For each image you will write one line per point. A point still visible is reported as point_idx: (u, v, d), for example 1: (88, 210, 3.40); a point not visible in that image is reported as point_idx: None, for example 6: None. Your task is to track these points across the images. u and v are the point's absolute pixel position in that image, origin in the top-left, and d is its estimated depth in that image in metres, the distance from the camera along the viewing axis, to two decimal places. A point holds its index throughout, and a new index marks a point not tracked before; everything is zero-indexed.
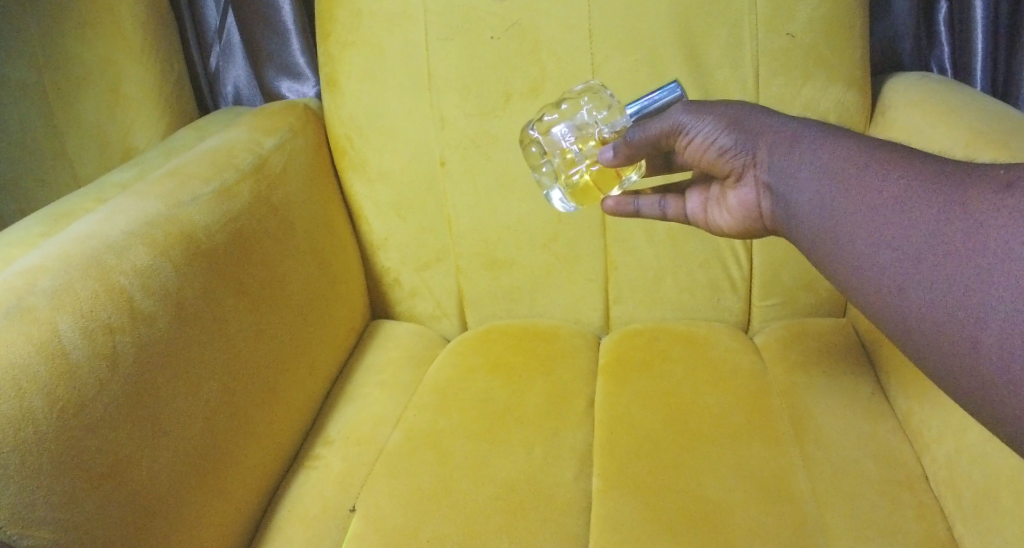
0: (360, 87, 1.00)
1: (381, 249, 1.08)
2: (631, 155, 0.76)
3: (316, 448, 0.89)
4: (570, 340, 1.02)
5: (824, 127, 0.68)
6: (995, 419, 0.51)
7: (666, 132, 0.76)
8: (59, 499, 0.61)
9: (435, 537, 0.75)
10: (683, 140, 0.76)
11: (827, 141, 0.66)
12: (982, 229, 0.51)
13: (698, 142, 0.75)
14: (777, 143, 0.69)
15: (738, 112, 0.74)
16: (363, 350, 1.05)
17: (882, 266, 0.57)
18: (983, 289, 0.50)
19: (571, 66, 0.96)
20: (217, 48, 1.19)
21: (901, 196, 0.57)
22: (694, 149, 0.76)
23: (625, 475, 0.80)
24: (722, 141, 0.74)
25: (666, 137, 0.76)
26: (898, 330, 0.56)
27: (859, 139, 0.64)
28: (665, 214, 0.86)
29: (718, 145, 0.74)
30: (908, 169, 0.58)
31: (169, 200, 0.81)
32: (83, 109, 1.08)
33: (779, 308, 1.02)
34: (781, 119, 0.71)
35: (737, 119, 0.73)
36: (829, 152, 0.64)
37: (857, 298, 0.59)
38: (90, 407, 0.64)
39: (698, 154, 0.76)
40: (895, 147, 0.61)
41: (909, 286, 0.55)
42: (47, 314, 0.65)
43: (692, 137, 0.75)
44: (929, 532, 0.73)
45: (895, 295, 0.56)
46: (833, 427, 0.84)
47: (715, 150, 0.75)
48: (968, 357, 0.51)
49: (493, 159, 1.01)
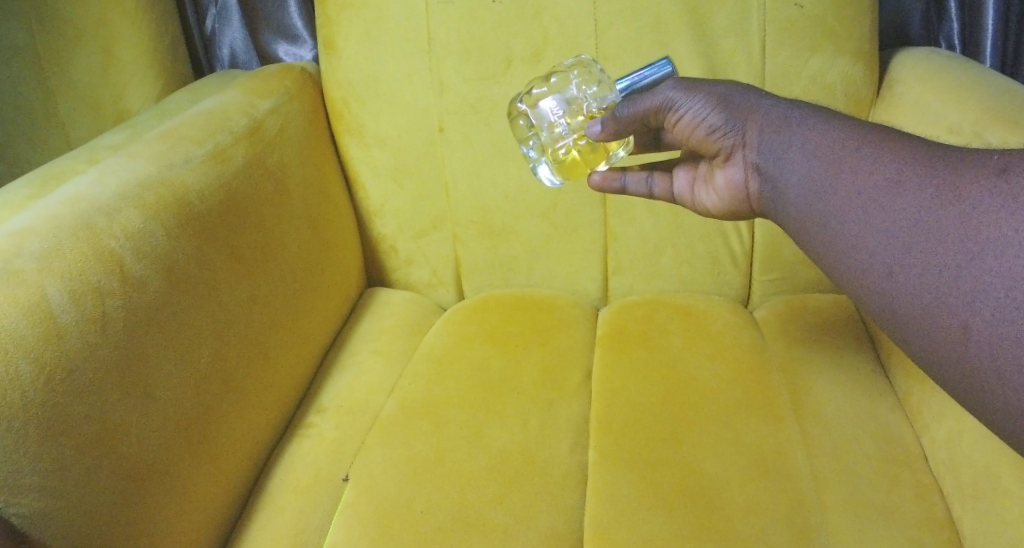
0: (359, 50, 0.98)
1: (378, 215, 1.06)
2: (619, 130, 0.74)
3: (308, 416, 0.88)
4: (567, 311, 1.01)
5: (816, 108, 0.66)
6: (984, 408, 0.50)
7: (655, 109, 0.74)
8: (45, 465, 0.60)
9: (428, 509, 0.74)
10: (673, 117, 0.74)
11: (820, 122, 0.64)
12: (973, 214, 0.50)
13: (687, 120, 0.74)
14: (770, 122, 0.68)
15: (729, 91, 0.72)
16: (358, 318, 1.04)
17: (872, 250, 0.56)
18: (974, 274, 0.49)
19: (574, 32, 0.94)
20: (214, 10, 1.16)
21: (893, 180, 0.55)
22: (683, 126, 0.74)
23: (621, 449, 0.79)
24: (710, 120, 0.72)
25: (655, 113, 0.74)
26: (887, 315, 0.55)
27: (852, 121, 0.63)
28: (652, 192, 0.83)
29: (707, 124, 0.73)
30: (901, 152, 0.56)
31: (161, 161, 0.79)
32: (76, 69, 1.06)
33: (780, 282, 1.01)
34: (772, 100, 0.70)
35: (728, 99, 0.72)
36: (822, 135, 0.63)
37: (847, 282, 0.58)
38: (78, 373, 0.63)
39: (687, 132, 0.74)
40: (889, 129, 0.60)
41: (898, 271, 0.53)
42: (35, 277, 0.64)
43: (682, 114, 0.74)
44: (927, 512, 0.73)
45: (884, 279, 0.54)
46: (832, 403, 0.84)
47: (704, 128, 0.73)
48: (957, 345, 0.50)
49: (493, 126, 0.98)
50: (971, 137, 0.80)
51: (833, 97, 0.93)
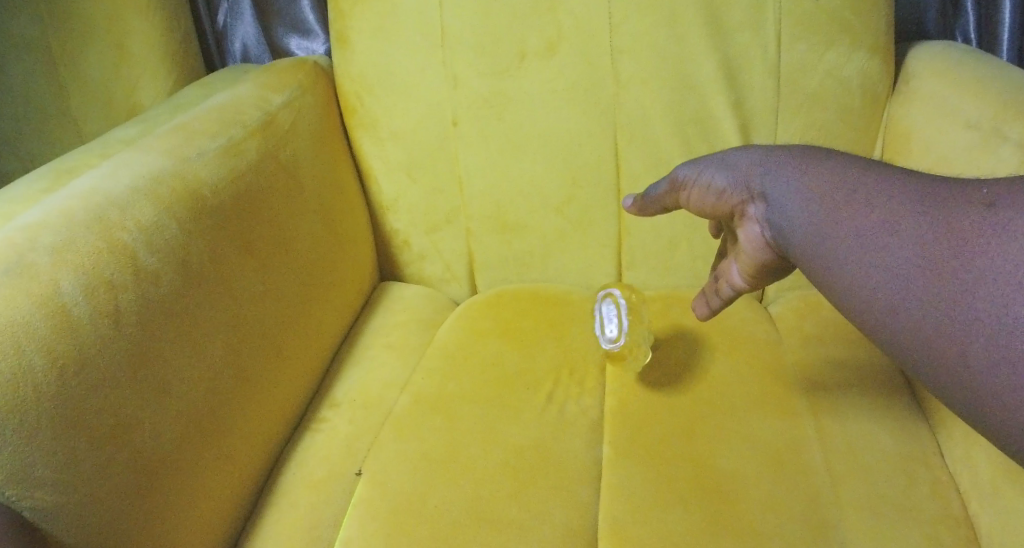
0: (371, 43, 0.97)
1: (391, 209, 1.06)
2: (642, 209, 0.79)
3: (322, 410, 0.88)
4: (582, 306, 1.00)
5: (810, 152, 0.67)
6: (996, 433, 0.50)
7: (671, 189, 0.76)
8: (59, 461, 0.60)
9: (441, 504, 0.74)
10: (684, 193, 0.76)
11: (814, 165, 0.65)
12: (966, 248, 0.51)
13: (698, 194, 0.74)
14: (768, 169, 0.68)
15: (735, 156, 0.72)
16: (371, 312, 1.04)
17: (870, 288, 0.56)
18: (971, 305, 0.50)
19: (588, 26, 0.93)
20: (226, 4, 1.16)
21: (889, 221, 0.56)
22: (697, 201, 0.75)
23: (636, 444, 0.79)
24: (716, 189, 0.72)
25: (671, 193, 0.77)
26: (892, 347, 0.55)
27: (845, 161, 0.64)
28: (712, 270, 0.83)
29: (714, 193, 0.72)
30: (892, 190, 0.57)
31: (174, 155, 0.79)
32: (89, 63, 1.06)
33: (796, 278, 1.00)
34: (770, 151, 0.70)
35: (730, 162, 0.72)
36: (819, 180, 0.63)
37: (851, 318, 0.59)
38: (91, 368, 0.63)
39: (702, 204, 0.74)
40: (881, 167, 0.61)
41: (900, 306, 0.54)
42: (48, 271, 0.64)
43: (693, 191, 0.75)
44: (944, 510, 0.72)
45: (885, 314, 0.55)
46: (848, 399, 0.83)
47: (713, 196, 0.73)
48: (962, 371, 0.50)
49: (507, 119, 0.98)
50: (990, 133, 0.79)
51: (850, 90, 0.92)
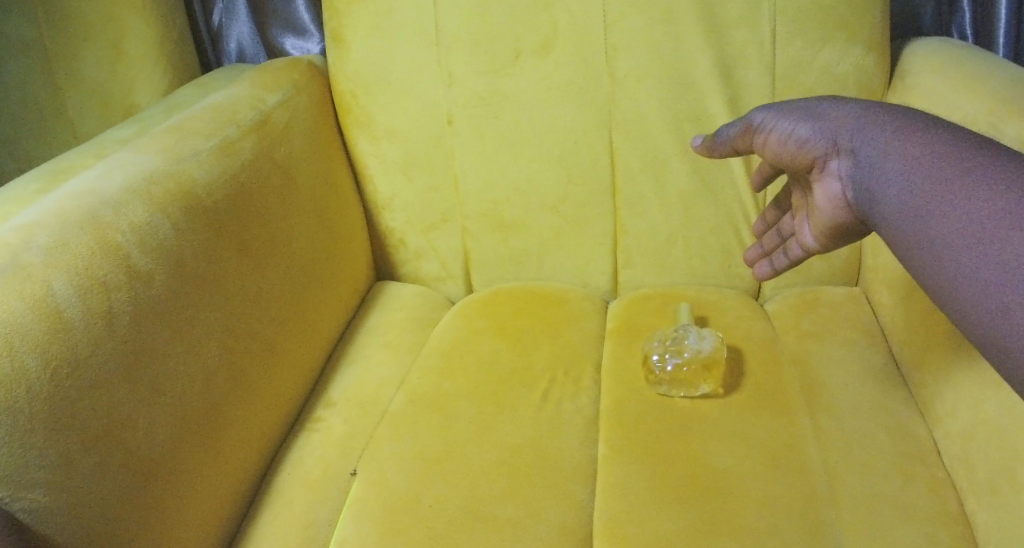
0: (366, 43, 0.97)
1: (387, 209, 1.06)
2: (711, 149, 0.79)
3: (318, 410, 0.88)
4: (578, 305, 1.00)
5: (914, 116, 0.64)
6: None
7: (744, 132, 0.75)
8: (51, 461, 0.59)
9: (436, 503, 0.74)
10: (760, 138, 0.74)
11: (919, 133, 0.61)
12: None
13: (777, 139, 0.72)
14: (863, 126, 0.65)
15: (822, 107, 0.70)
16: (367, 311, 1.04)
17: (981, 278, 0.53)
18: None
19: (583, 24, 0.93)
20: (221, 4, 1.16)
21: (1008, 207, 0.53)
22: (773, 146, 0.73)
23: (632, 442, 0.79)
24: (799, 133, 0.70)
25: (744, 136, 0.76)
26: (996, 348, 0.52)
27: (956, 134, 0.60)
28: (783, 235, 0.83)
29: (795, 138, 0.70)
30: (1012, 176, 0.54)
31: (168, 155, 0.79)
32: (84, 64, 1.06)
33: (792, 275, 1.00)
34: (866, 108, 0.67)
35: (818, 112, 0.70)
36: (920, 146, 0.60)
37: (951, 308, 0.56)
38: (84, 368, 0.63)
39: (777, 151, 0.73)
40: (998, 148, 0.57)
41: (1014, 305, 0.51)
42: (41, 272, 0.63)
43: (771, 135, 0.73)
44: (940, 507, 0.72)
45: (995, 311, 0.52)
46: (844, 396, 0.83)
47: (794, 142, 0.70)
48: None
49: (502, 118, 0.98)
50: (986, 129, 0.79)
51: (846, 88, 0.92)
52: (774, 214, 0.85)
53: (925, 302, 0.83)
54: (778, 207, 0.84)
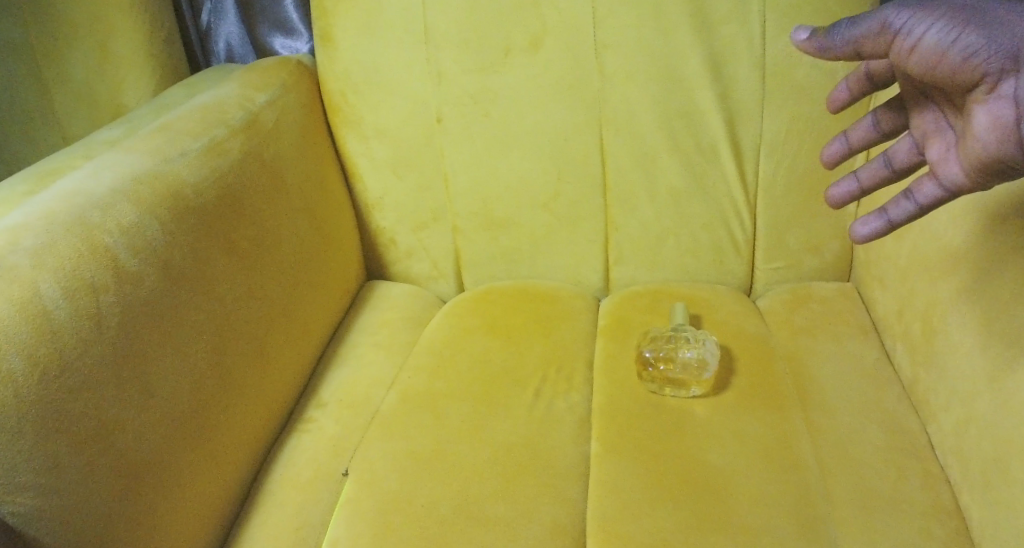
0: (355, 42, 0.97)
1: (377, 208, 1.05)
2: (824, 47, 0.67)
3: (309, 410, 0.88)
4: (570, 303, 1.00)
5: None
6: None
7: (876, 32, 0.66)
8: (40, 465, 0.59)
9: (428, 503, 0.74)
10: (906, 43, 0.65)
11: None
12: None
13: (928, 44, 0.64)
14: None
15: (989, 12, 0.62)
16: (358, 311, 1.03)
17: None
18: None
19: (572, 21, 0.92)
20: (209, 4, 1.15)
21: None
22: (922, 54, 0.64)
23: (625, 440, 0.79)
24: (965, 40, 0.62)
25: (875, 38, 0.66)
26: None
27: None
28: (892, 166, 0.74)
29: (961, 45, 0.62)
30: None
31: (156, 155, 0.79)
32: (72, 65, 1.05)
33: (784, 271, 1.00)
34: None
35: (990, 19, 0.62)
36: None
37: None
38: (72, 370, 0.62)
39: (928, 60, 0.64)
40: None
41: None
42: (28, 274, 0.63)
43: (918, 39, 0.64)
44: (933, 501, 0.72)
45: None
46: (837, 392, 0.83)
47: (958, 51, 0.62)
48: None
49: (492, 116, 0.98)
50: None
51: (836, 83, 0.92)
52: (870, 136, 0.77)
53: (916, 297, 0.83)
54: (876, 128, 0.77)
